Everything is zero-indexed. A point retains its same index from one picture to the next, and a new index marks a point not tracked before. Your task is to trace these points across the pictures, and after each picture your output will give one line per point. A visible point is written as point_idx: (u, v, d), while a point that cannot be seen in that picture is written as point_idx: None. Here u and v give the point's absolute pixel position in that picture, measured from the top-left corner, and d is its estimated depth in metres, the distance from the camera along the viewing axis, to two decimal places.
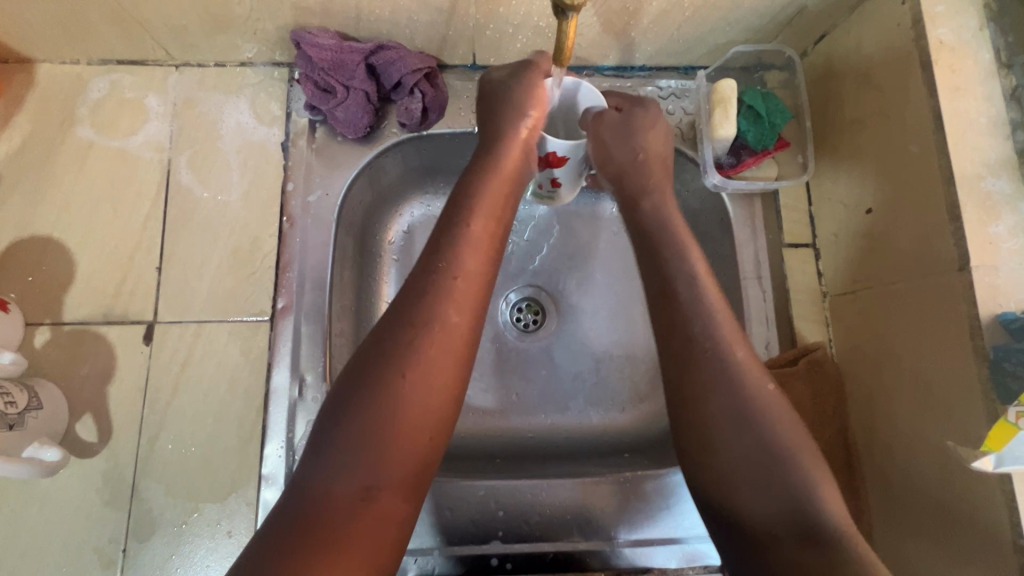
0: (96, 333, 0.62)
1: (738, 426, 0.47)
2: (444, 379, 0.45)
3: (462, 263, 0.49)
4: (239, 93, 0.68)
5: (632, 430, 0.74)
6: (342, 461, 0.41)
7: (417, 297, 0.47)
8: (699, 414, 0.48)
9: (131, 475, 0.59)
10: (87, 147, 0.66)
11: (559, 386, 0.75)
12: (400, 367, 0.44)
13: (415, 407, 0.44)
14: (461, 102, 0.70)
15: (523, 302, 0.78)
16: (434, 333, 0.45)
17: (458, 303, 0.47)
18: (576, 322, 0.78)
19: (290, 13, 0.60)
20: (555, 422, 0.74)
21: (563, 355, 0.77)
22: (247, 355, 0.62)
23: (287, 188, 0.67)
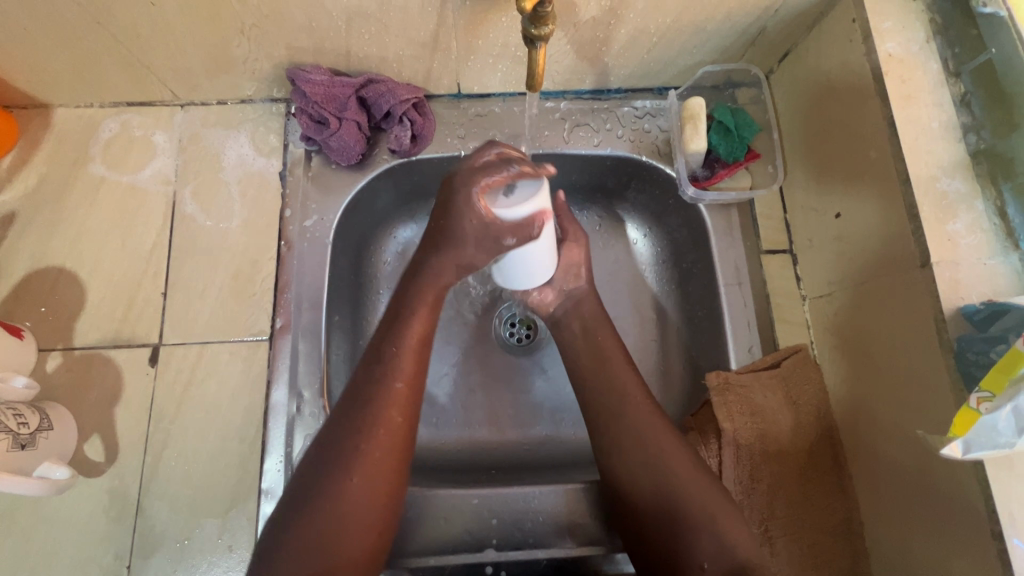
0: (105, 356, 0.65)
1: (658, 492, 0.54)
2: (386, 478, 0.50)
3: (399, 368, 0.52)
4: (239, 128, 0.73)
5: None
6: (298, 562, 0.46)
7: (357, 403, 0.51)
8: (621, 481, 0.56)
9: (136, 493, 0.61)
10: (99, 183, 0.71)
11: (552, 398, 0.77)
12: (351, 473, 0.49)
13: (362, 508, 0.49)
14: (448, 129, 0.74)
15: (515, 317, 0.80)
16: (375, 441, 0.50)
17: (399, 405, 0.51)
18: None
19: (286, 53, 0.65)
20: (550, 433, 0.76)
21: (555, 367, 0.79)
22: (247, 374, 0.65)
23: (285, 214, 0.70)
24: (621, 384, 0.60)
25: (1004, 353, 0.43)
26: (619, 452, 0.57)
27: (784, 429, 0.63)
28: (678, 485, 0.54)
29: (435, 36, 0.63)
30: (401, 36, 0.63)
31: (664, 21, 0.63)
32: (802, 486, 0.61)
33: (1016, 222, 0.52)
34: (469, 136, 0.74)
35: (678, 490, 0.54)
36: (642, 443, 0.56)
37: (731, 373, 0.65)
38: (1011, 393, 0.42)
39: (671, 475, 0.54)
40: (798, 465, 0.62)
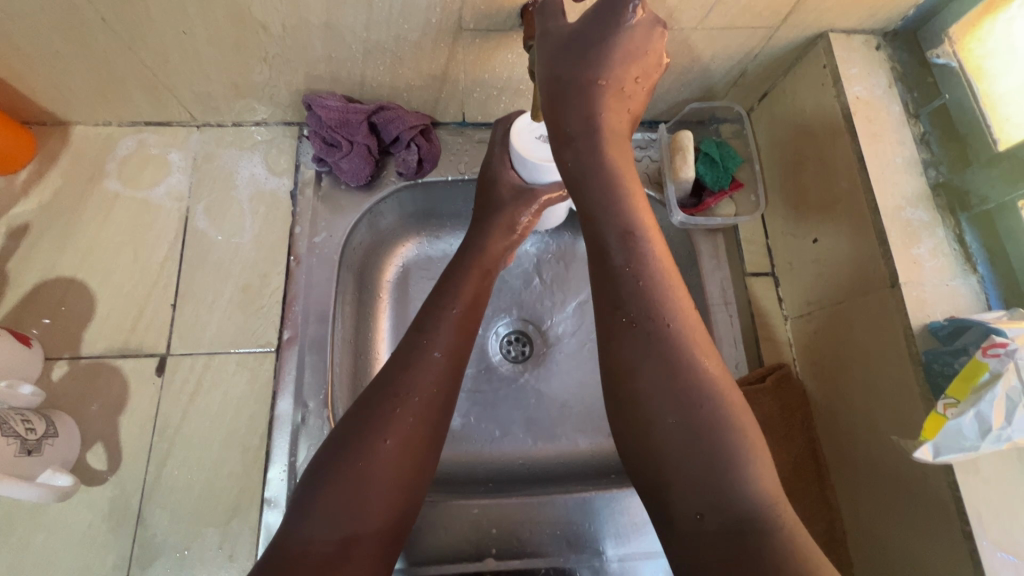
0: (112, 366, 0.66)
1: (683, 410, 0.43)
2: (417, 443, 0.52)
3: (441, 341, 0.57)
4: (252, 148, 0.76)
5: (617, 453, 0.78)
6: (326, 512, 0.47)
7: (403, 369, 0.55)
8: (637, 395, 0.45)
9: (137, 501, 0.61)
10: (114, 197, 0.73)
11: (548, 413, 0.80)
12: (386, 432, 0.51)
13: (393, 463, 0.50)
14: (453, 154, 0.79)
15: (511, 335, 0.84)
16: (415, 400, 0.53)
17: (434, 375, 0.55)
18: (561, 353, 0.83)
19: (304, 80, 0.69)
20: (545, 447, 0.78)
21: (550, 384, 0.81)
22: (252, 385, 0.67)
23: (295, 231, 0.73)
24: (642, 277, 0.47)
25: (967, 362, 0.47)
26: (639, 368, 0.45)
27: (771, 439, 0.66)
28: (709, 416, 0.43)
29: (445, 68, 0.68)
30: (414, 68, 0.68)
31: None
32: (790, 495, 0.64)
33: (972, 248, 0.58)
34: (472, 161, 0.79)
35: (695, 401, 0.43)
36: (664, 342, 0.45)
37: None
38: (973, 398, 0.46)
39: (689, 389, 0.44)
40: (785, 476, 0.64)
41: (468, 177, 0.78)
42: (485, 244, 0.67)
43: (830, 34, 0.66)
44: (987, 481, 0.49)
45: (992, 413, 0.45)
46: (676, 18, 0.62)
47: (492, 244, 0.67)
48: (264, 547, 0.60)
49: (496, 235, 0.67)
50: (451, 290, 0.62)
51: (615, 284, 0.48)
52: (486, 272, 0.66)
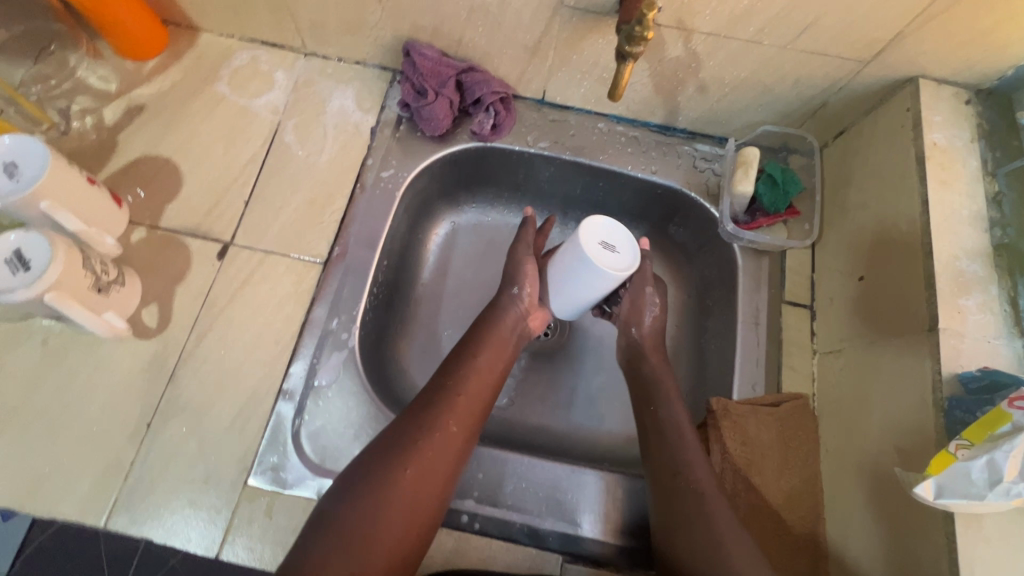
0: (181, 241, 0.73)
1: (710, 547, 0.56)
2: (434, 478, 0.56)
3: (465, 384, 0.62)
4: (348, 83, 0.83)
5: (613, 446, 0.79)
6: (348, 523, 0.52)
7: (427, 406, 0.60)
8: (681, 526, 0.58)
9: (174, 362, 0.67)
10: (220, 99, 0.81)
11: (556, 392, 0.82)
12: (405, 463, 0.55)
13: (414, 494, 0.54)
14: (525, 126, 0.83)
15: None
16: (439, 438, 0.58)
17: (456, 415, 0.60)
18: (580, 341, 0.86)
19: (409, 28, 0.75)
20: (545, 423, 0.80)
21: (564, 366, 0.84)
22: (296, 288, 0.72)
23: (366, 162, 0.79)
24: (683, 444, 0.63)
25: (989, 410, 0.47)
26: (706, 508, 0.58)
27: (770, 464, 0.66)
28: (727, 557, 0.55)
29: (538, 42, 0.72)
30: (510, 37, 0.73)
31: (739, 76, 0.72)
32: (776, 522, 0.63)
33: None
34: (541, 137, 0.83)
35: (719, 532, 0.56)
36: (701, 496, 0.59)
37: (732, 401, 0.69)
38: (988, 446, 0.46)
39: (713, 513, 0.58)
40: (776, 503, 0.64)
41: (534, 150, 0.83)
42: (504, 310, 0.70)
43: (921, 80, 0.66)
44: (987, 539, 0.48)
45: (1005, 465, 0.45)
46: (769, 32, 0.64)
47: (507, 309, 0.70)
48: (271, 432, 0.65)
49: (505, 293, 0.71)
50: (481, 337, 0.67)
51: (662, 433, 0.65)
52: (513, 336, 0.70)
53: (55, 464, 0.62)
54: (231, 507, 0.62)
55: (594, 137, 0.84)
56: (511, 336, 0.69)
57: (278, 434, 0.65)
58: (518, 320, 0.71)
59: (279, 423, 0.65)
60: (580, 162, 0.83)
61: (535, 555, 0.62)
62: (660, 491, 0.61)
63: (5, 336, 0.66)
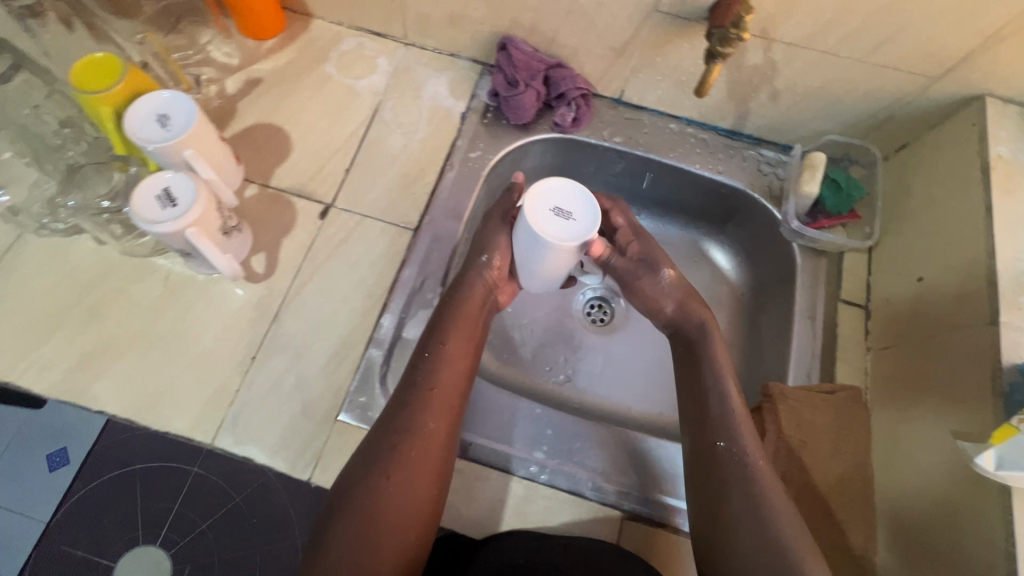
0: (288, 199, 0.80)
1: (760, 530, 0.58)
2: (421, 474, 0.59)
3: (439, 378, 0.64)
4: (442, 72, 0.91)
5: (667, 425, 0.83)
6: (346, 531, 0.55)
7: (403, 411, 0.61)
8: (721, 505, 0.60)
9: (277, 305, 0.74)
10: (327, 78, 0.89)
11: (612, 373, 0.87)
12: (387, 471, 0.58)
13: (403, 494, 0.57)
14: (602, 122, 0.90)
15: (595, 300, 0.92)
16: (419, 438, 0.60)
17: (432, 412, 0.61)
18: (636, 327, 0.90)
19: (508, 25, 0.82)
20: (602, 400, 0.85)
21: (620, 350, 0.88)
22: (388, 249, 0.79)
23: (456, 143, 0.86)
24: (735, 425, 0.64)
25: None
26: (733, 500, 0.60)
27: (823, 448, 0.70)
28: (781, 539, 0.57)
29: (625, 43, 0.79)
30: (600, 37, 0.80)
31: (812, 85, 0.77)
32: (828, 501, 0.68)
33: None
34: (615, 133, 0.89)
35: (779, 524, 0.58)
36: (752, 482, 0.60)
37: (788, 387, 0.73)
38: None
39: (762, 492, 0.60)
40: (827, 483, 0.69)
41: (609, 144, 0.89)
42: (466, 288, 0.69)
43: (988, 98, 0.71)
44: None
45: None
46: (846, 45, 0.69)
47: (472, 291, 0.69)
48: (361, 374, 0.70)
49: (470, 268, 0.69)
50: (444, 326, 0.67)
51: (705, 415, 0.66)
52: (482, 312, 0.69)
53: (170, 385, 0.69)
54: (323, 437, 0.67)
55: (665, 137, 0.90)
56: (483, 312, 0.69)
57: (367, 377, 0.70)
58: (485, 292, 0.70)
59: (368, 367, 0.71)
60: (650, 159, 0.89)
61: (597, 508, 0.69)
62: (706, 492, 0.62)
63: (133, 269, 0.74)
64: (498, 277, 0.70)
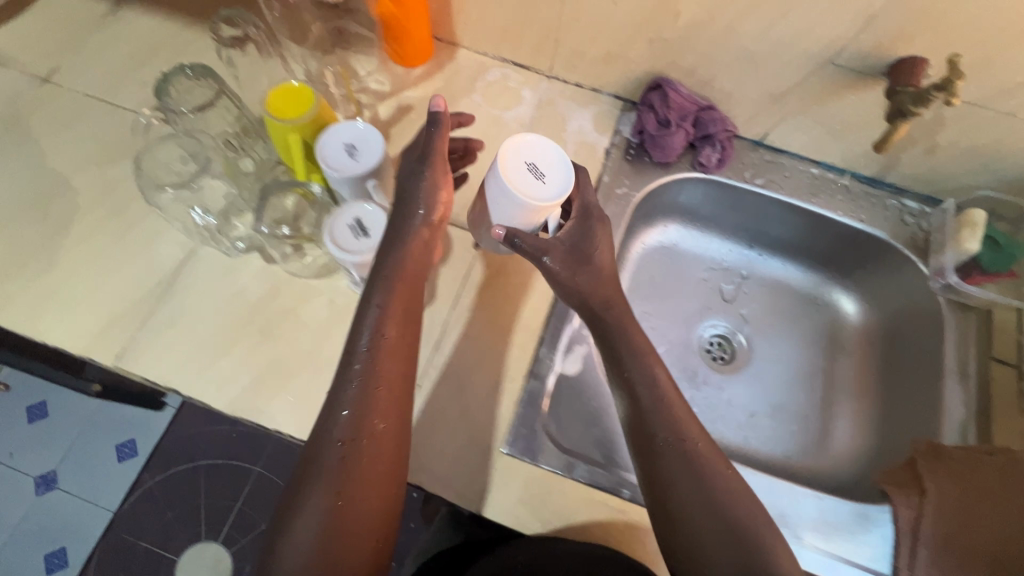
0: (444, 227, 0.82)
1: (733, 550, 0.53)
2: (355, 474, 0.55)
3: (383, 371, 0.59)
4: (586, 107, 0.92)
5: (792, 466, 0.87)
6: (306, 561, 0.51)
7: (344, 418, 0.57)
8: (703, 535, 0.54)
9: (439, 333, 0.75)
10: (474, 108, 0.91)
11: (733, 410, 0.92)
12: (338, 486, 0.54)
13: (355, 509, 0.54)
14: (743, 163, 0.90)
15: (715, 339, 0.98)
16: (360, 441, 0.56)
17: (376, 412, 0.57)
18: (755, 367, 0.96)
19: (665, 66, 0.83)
20: (726, 436, 0.90)
21: (740, 388, 0.95)
22: (542, 283, 0.79)
23: (602, 179, 0.87)
24: (676, 415, 0.60)
25: None
26: (693, 515, 0.55)
27: (985, 512, 0.68)
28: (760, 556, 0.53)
29: (786, 90, 0.80)
30: (760, 84, 0.80)
31: (976, 142, 0.77)
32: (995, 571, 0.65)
33: None
34: (757, 176, 0.90)
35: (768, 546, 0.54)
36: (717, 497, 0.56)
37: (946, 445, 0.72)
38: None
39: (758, 528, 0.55)
40: (994, 552, 0.66)
41: (750, 187, 0.90)
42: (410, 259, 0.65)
43: None
44: None
45: None
46: None
47: (410, 257, 0.65)
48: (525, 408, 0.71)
49: (409, 218, 0.65)
50: (365, 302, 0.63)
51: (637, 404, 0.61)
52: (416, 279, 0.65)
53: None
54: (490, 471, 0.67)
55: (806, 182, 0.90)
56: (420, 282, 0.65)
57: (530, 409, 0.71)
58: None
59: (531, 399, 0.72)
60: (791, 204, 0.90)
61: None
62: (657, 499, 0.57)
63: (301, 290, 0.75)
64: (437, 228, 0.68)
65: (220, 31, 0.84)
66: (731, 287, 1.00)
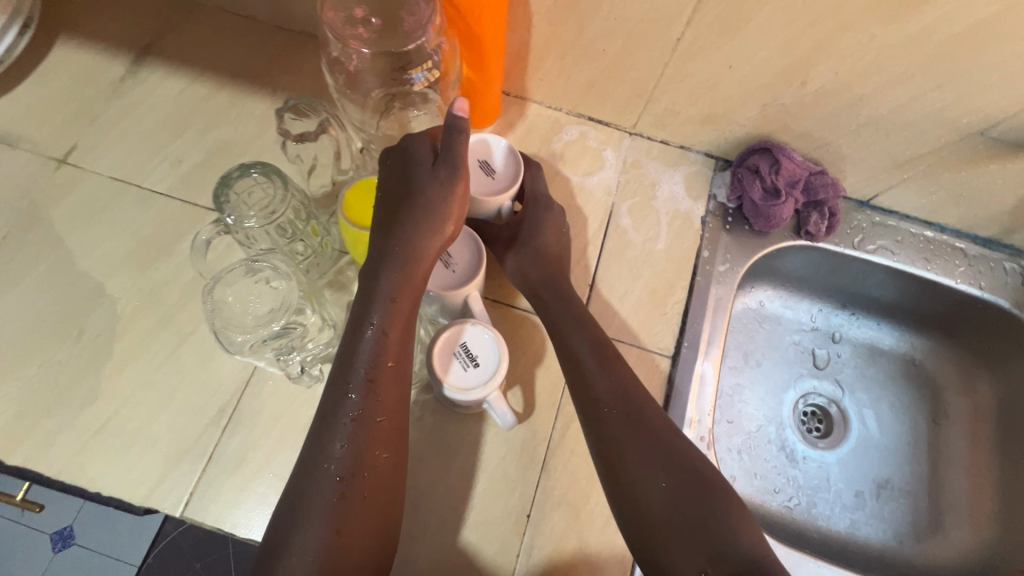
0: (535, 322, 0.73)
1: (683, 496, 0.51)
2: (358, 512, 0.49)
3: (382, 401, 0.53)
4: (675, 168, 0.83)
5: (914, 561, 0.81)
6: None
7: (342, 450, 0.51)
8: (641, 485, 0.53)
9: (544, 450, 0.67)
10: (554, 175, 0.81)
11: (839, 495, 0.85)
12: (332, 523, 0.48)
13: (358, 547, 0.49)
14: (850, 228, 0.82)
15: (810, 409, 0.89)
16: (365, 475, 0.50)
17: (382, 444, 0.52)
18: (855, 442, 0.88)
19: (774, 129, 0.74)
20: (835, 527, 0.83)
21: (843, 469, 0.87)
22: (649, 382, 0.72)
23: (702, 254, 0.78)
24: (620, 379, 0.59)
25: None
26: (639, 467, 0.54)
27: None
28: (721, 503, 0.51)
29: (914, 158, 0.71)
30: (886, 150, 0.72)
31: None
32: None
33: None
34: (865, 241, 0.82)
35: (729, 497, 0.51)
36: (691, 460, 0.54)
37: None
38: None
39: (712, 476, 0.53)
40: None
41: (858, 253, 0.82)
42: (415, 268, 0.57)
43: None
44: None
45: None
46: None
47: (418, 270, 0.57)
48: None
49: (428, 234, 0.57)
50: (361, 313, 0.56)
51: (587, 381, 0.60)
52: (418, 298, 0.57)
53: (446, 547, 0.63)
54: None
55: (917, 246, 0.82)
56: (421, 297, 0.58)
57: None
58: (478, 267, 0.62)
59: None
60: (900, 270, 0.82)
61: None
62: (612, 470, 0.55)
63: None
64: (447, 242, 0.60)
65: (288, 127, 0.70)
66: (823, 350, 0.92)
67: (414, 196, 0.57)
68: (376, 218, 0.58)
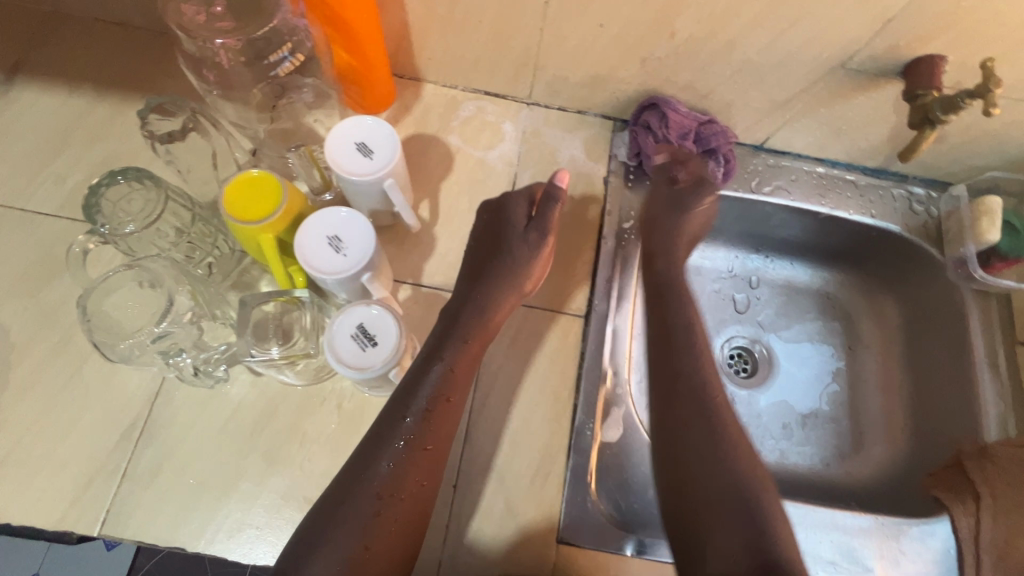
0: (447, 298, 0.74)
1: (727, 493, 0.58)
2: (387, 531, 0.53)
3: (433, 434, 0.57)
4: (574, 133, 0.84)
5: (841, 482, 0.83)
6: None
7: (388, 471, 0.54)
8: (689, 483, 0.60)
9: (465, 422, 0.68)
10: (455, 152, 0.81)
11: (764, 428, 0.88)
12: (364, 539, 0.51)
13: (382, 563, 0.52)
14: (747, 172, 0.86)
15: (734, 352, 0.92)
16: (405, 499, 0.54)
17: (423, 474, 0.56)
18: (779, 377, 0.91)
19: (659, 84, 0.76)
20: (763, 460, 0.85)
21: (769, 404, 0.89)
22: (564, 343, 0.73)
23: (607, 213, 0.80)
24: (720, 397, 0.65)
25: None
26: (698, 469, 0.61)
27: None
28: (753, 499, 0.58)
29: (790, 97, 0.74)
30: (763, 92, 0.74)
31: (988, 128, 0.75)
32: None
33: None
34: (762, 184, 0.85)
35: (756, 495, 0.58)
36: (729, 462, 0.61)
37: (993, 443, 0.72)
38: None
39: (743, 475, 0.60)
40: None
41: (758, 196, 0.85)
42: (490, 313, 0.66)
43: None
44: None
45: None
46: None
47: (495, 315, 0.67)
48: (573, 491, 0.66)
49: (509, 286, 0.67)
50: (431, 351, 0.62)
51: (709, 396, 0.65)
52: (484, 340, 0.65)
53: None
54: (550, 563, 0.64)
55: (812, 182, 0.86)
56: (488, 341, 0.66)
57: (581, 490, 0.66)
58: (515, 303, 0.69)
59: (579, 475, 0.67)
60: (798, 208, 0.86)
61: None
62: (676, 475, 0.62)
63: (302, 401, 0.66)
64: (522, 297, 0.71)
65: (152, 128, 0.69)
66: (740, 295, 0.94)
67: (505, 252, 0.69)
68: (466, 272, 0.71)
